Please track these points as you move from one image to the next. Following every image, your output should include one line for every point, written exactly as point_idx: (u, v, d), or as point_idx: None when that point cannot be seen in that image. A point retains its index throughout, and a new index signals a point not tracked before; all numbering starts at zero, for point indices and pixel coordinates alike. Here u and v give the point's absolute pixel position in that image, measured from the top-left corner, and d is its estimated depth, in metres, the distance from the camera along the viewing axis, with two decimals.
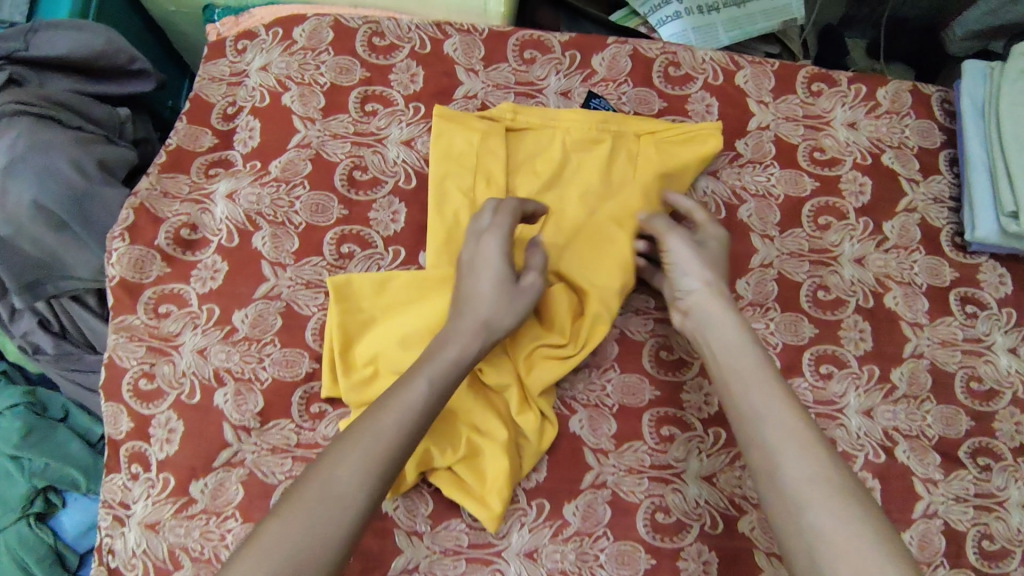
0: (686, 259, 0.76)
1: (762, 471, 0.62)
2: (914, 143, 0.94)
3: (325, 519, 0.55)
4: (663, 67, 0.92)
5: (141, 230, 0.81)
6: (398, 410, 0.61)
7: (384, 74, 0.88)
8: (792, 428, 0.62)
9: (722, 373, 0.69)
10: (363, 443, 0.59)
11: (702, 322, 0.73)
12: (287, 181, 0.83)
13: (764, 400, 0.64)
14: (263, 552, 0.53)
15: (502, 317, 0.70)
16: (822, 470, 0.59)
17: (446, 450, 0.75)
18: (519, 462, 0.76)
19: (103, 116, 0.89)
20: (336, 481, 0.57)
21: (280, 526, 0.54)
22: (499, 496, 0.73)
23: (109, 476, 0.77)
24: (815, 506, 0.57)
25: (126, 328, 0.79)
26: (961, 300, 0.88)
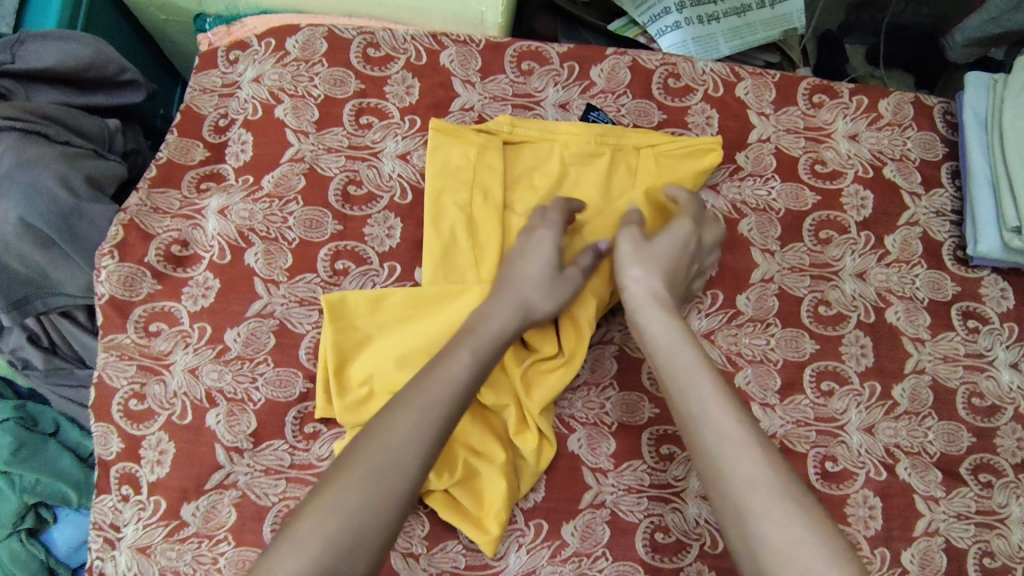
0: (629, 254, 0.76)
1: (706, 477, 0.61)
2: (916, 155, 0.93)
3: (381, 485, 0.57)
4: (663, 79, 0.91)
5: (130, 247, 0.80)
6: (446, 380, 0.64)
7: (379, 86, 0.87)
8: (730, 430, 0.61)
9: (662, 375, 0.68)
10: (413, 413, 0.61)
11: (644, 322, 0.72)
12: (280, 197, 0.81)
13: (702, 402, 0.63)
14: (320, 520, 0.54)
15: (538, 303, 0.73)
16: (762, 472, 0.58)
17: (443, 472, 0.73)
18: (519, 483, 0.75)
19: (92, 129, 0.87)
20: (391, 450, 0.58)
21: (338, 494, 0.56)
22: (498, 519, 0.72)
23: (99, 497, 0.75)
24: (757, 510, 0.56)
25: (116, 346, 0.77)
26: (963, 315, 0.88)
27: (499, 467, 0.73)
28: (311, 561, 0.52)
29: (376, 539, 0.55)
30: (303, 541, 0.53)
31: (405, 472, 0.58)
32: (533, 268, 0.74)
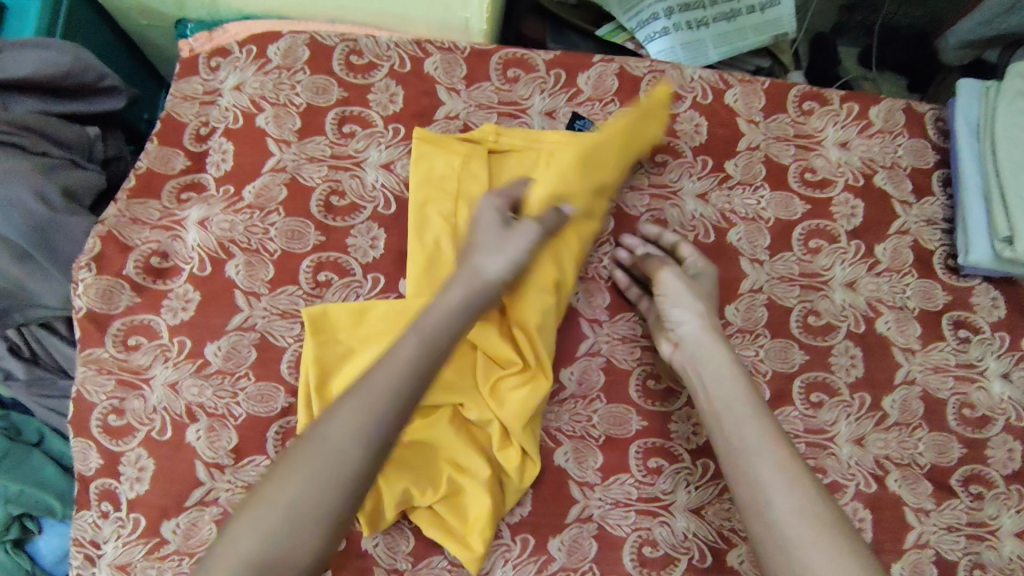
0: (677, 291, 0.78)
1: (750, 506, 0.63)
2: (907, 163, 0.92)
3: (323, 479, 0.55)
4: (651, 86, 0.90)
5: (108, 260, 0.78)
6: (389, 366, 0.61)
7: (362, 94, 0.85)
8: (784, 463, 0.64)
9: (711, 407, 0.70)
10: (354, 405, 0.58)
11: (695, 355, 0.74)
12: (261, 208, 0.80)
13: (758, 435, 0.66)
14: (261, 514, 0.55)
15: (490, 264, 0.69)
16: (811, 504, 0.61)
17: (426, 488, 0.72)
18: (503, 499, 0.74)
19: (71, 137, 0.86)
20: (327, 443, 0.57)
21: (279, 486, 0.56)
22: (482, 537, 0.71)
23: (80, 513, 0.74)
24: (806, 542, 0.58)
25: (94, 361, 0.76)
26: (955, 325, 0.87)
27: (482, 483, 0.72)
28: (246, 553, 0.53)
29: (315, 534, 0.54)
30: (242, 532, 0.54)
31: (344, 463, 0.56)
32: (483, 240, 0.70)
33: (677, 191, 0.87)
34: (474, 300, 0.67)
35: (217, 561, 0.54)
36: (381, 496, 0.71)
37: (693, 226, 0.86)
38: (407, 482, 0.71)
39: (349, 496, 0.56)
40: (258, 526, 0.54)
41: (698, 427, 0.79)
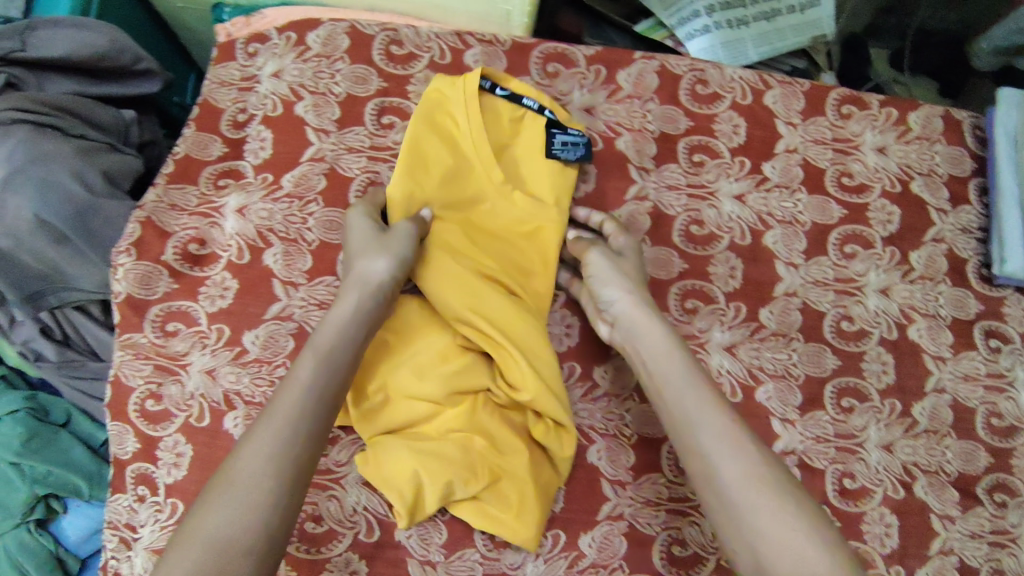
0: (606, 271, 0.74)
1: (700, 478, 0.61)
2: (944, 170, 0.91)
3: (243, 503, 0.54)
4: (691, 85, 0.90)
5: (148, 245, 0.78)
6: (290, 388, 0.61)
7: (401, 85, 0.85)
8: (725, 430, 0.61)
9: (653, 384, 0.68)
10: (262, 430, 0.58)
11: (632, 332, 0.71)
12: (300, 197, 0.80)
13: (697, 405, 0.63)
14: (182, 554, 0.52)
15: (375, 269, 0.69)
16: (754, 468, 0.59)
17: (466, 479, 0.70)
18: (546, 480, 0.74)
19: (108, 120, 0.86)
20: (243, 471, 0.56)
21: (196, 522, 0.53)
22: (532, 518, 0.71)
23: (114, 496, 0.74)
24: (755, 508, 0.57)
25: (132, 345, 0.76)
26: (986, 334, 0.87)
27: (522, 464, 0.72)
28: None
29: (244, 558, 0.52)
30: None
31: (262, 486, 0.55)
32: (359, 251, 0.72)
33: (714, 192, 0.87)
34: (366, 312, 0.67)
35: None
36: (426, 489, 0.69)
37: (730, 227, 0.86)
38: (449, 474, 0.69)
39: (268, 516, 0.54)
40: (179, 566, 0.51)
41: None
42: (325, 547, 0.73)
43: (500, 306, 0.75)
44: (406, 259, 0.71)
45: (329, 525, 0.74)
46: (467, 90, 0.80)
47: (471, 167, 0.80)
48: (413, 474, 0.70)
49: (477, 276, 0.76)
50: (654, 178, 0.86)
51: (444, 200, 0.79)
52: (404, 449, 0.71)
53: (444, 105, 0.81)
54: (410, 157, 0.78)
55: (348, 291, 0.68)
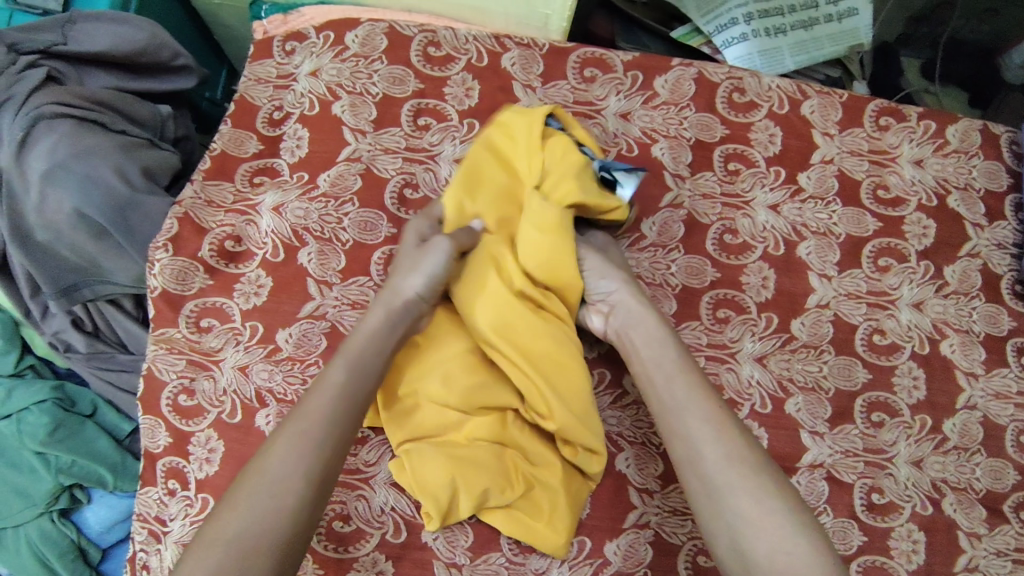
0: (599, 262, 0.75)
1: (682, 459, 0.61)
2: (981, 185, 0.91)
3: (269, 504, 0.55)
4: (727, 93, 0.90)
5: (184, 241, 0.79)
6: (321, 392, 0.61)
7: (438, 87, 0.85)
8: (709, 413, 0.62)
9: (642, 370, 0.67)
10: (290, 433, 0.59)
11: (624, 318, 0.72)
12: (335, 197, 0.80)
13: (685, 390, 0.64)
14: (207, 552, 0.53)
15: (410, 284, 0.70)
16: (736, 452, 0.59)
17: (502, 487, 0.72)
18: (576, 491, 0.74)
19: (146, 115, 0.86)
20: (271, 472, 0.56)
21: (221, 522, 0.54)
22: (564, 525, 0.72)
23: (145, 489, 0.75)
24: (734, 489, 0.57)
25: (167, 340, 0.77)
26: (1019, 352, 0.86)
27: (554, 474, 0.74)
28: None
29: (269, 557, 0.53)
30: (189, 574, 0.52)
31: (290, 488, 0.56)
32: (402, 265, 0.72)
33: (748, 201, 0.86)
34: (397, 325, 0.68)
35: None
36: (461, 495, 0.70)
37: (763, 237, 0.85)
38: (486, 482, 0.71)
39: (292, 517, 0.55)
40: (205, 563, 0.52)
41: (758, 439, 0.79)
42: (353, 547, 0.74)
43: (529, 323, 0.72)
44: (438, 277, 0.70)
45: (357, 525, 0.74)
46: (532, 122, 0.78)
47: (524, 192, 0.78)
48: (449, 479, 0.70)
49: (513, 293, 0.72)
50: (689, 186, 0.86)
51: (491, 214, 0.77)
52: (439, 455, 0.71)
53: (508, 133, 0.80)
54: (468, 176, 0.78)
55: (381, 304, 0.69)
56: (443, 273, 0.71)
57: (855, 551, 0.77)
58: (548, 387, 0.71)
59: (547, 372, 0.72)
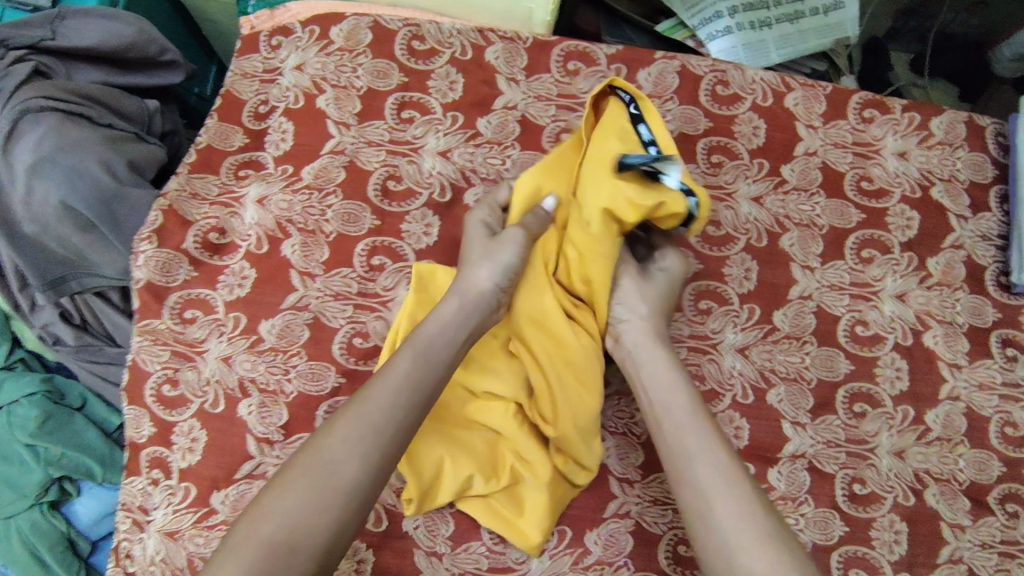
0: (634, 292, 0.74)
1: (691, 510, 0.60)
2: (965, 176, 0.91)
3: (321, 491, 0.55)
4: (711, 86, 0.90)
5: (169, 233, 0.79)
6: (386, 380, 0.61)
7: (422, 80, 0.86)
8: (724, 467, 0.60)
9: (652, 410, 0.67)
10: (351, 418, 0.59)
11: (634, 357, 0.71)
12: (319, 189, 0.81)
13: (698, 440, 0.62)
14: (256, 525, 0.54)
15: (483, 280, 0.70)
16: (747, 506, 0.58)
17: (488, 476, 0.73)
18: (559, 498, 0.74)
19: (132, 110, 0.87)
20: (329, 455, 0.57)
21: (275, 496, 0.55)
22: (537, 525, 0.72)
23: (130, 478, 0.76)
24: (749, 550, 0.55)
25: (151, 331, 0.78)
26: (1003, 343, 0.86)
27: (536, 475, 0.73)
28: (248, 560, 0.52)
29: (315, 539, 0.54)
30: (241, 542, 0.53)
31: (343, 474, 0.56)
32: (473, 251, 0.73)
33: (732, 193, 0.87)
34: (466, 320, 0.68)
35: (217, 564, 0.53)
36: (445, 475, 0.73)
37: (746, 230, 0.86)
38: (473, 466, 0.73)
39: (341, 504, 0.55)
40: (252, 536, 0.53)
41: (740, 431, 0.80)
42: None
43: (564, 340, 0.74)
44: (510, 268, 0.71)
45: None
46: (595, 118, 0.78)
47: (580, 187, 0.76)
48: (440, 458, 0.73)
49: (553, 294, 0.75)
50: None
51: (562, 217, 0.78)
52: (440, 432, 0.74)
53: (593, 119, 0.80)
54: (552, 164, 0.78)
55: (454, 294, 0.69)
56: (516, 265, 0.71)
57: (836, 542, 0.77)
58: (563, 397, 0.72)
59: (565, 384, 0.72)
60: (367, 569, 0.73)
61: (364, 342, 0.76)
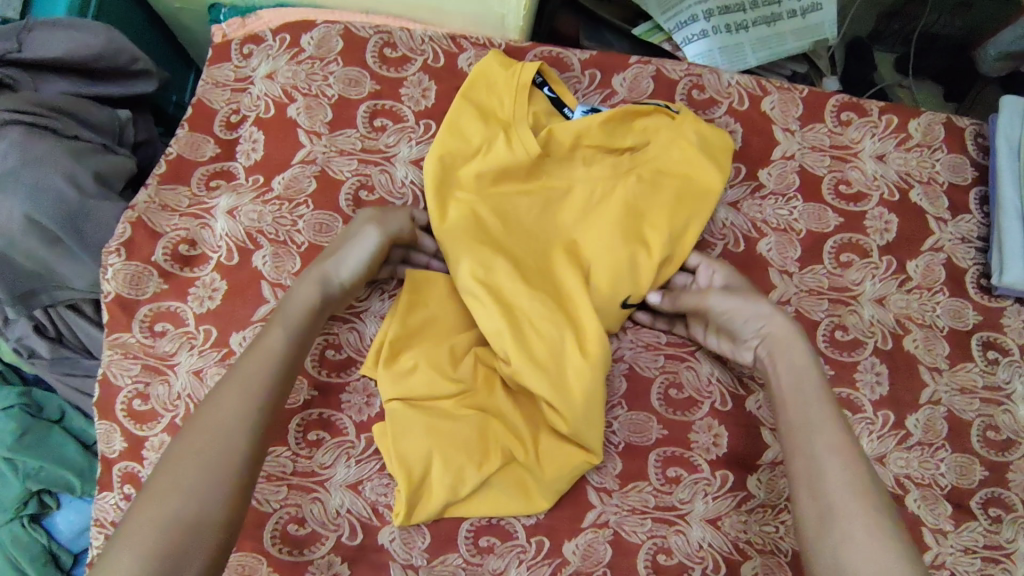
0: (739, 309, 0.73)
1: (801, 480, 0.61)
2: (945, 179, 0.90)
3: (214, 466, 0.57)
4: (686, 90, 0.90)
5: (137, 245, 0.78)
6: (261, 357, 0.64)
7: (395, 88, 0.85)
8: (843, 442, 0.61)
9: (779, 383, 0.68)
10: (234, 394, 0.61)
11: (774, 344, 0.71)
12: (290, 200, 0.80)
13: (820, 414, 0.63)
14: (158, 506, 0.55)
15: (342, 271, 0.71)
16: (861, 479, 0.59)
17: (479, 463, 0.73)
18: (567, 462, 0.73)
19: (103, 121, 0.85)
20: (213, 433, 0.59)
21: (172, 476, 0.56)
22: (543, 492, 0.73)
23: (101, 494, 0.75)
24: (851, 517, 0.57)
25: (121, 345, 0.76)
26: (984, 346, 0.85)
27: (529, 449, 0.74)
28: (143, 553, 0.52)
29: (215, 522, 0.55)
30: (133, 533, 0.53)
31: (233, 452, 0.59)
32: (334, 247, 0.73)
33: None
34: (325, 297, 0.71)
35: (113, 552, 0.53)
36: (435, 472, 0.72)
37: (723, 235, 0.85)
38: (464, 457, 0.72)
39: (232, 484, 0.57)
40: (153, 518, 0.54)
41: (719, 438, 0.79)
42: (308, 550, 0.73)
43: (537, 288, 0.76)
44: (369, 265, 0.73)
45: (312, 527, 0.73)
46: (519, 77, 0.82)
47: (510, 133, 0.81)
48: (426, 455, 0.72)
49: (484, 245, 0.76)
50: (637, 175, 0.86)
51: (512, 184, 0.81)
52: (420, 427, 0.73)
53: (488, 85, 0.83)
54: (447, 134, 0.81)
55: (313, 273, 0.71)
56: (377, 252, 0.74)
57: None
58: (534, 334, 0.73)
59: (538, 324, 0.73)
60: None
61: (336, 353, 0.79)
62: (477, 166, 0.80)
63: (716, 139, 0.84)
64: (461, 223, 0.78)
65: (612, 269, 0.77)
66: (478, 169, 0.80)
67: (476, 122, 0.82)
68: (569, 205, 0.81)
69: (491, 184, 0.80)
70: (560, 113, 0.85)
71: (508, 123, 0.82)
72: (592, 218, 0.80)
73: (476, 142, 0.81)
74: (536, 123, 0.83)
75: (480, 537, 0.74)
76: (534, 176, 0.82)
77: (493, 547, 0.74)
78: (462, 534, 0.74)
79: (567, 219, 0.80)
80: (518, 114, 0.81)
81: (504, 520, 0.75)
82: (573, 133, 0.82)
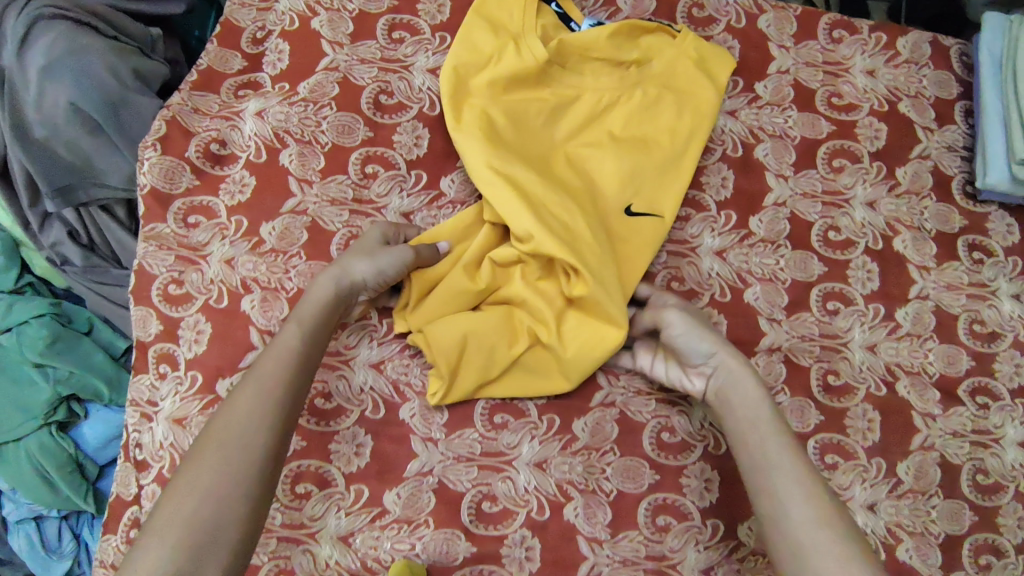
0: (683, 324, 0.73)
1: (766, 516, 0.60)
2: (931, 93, 0.95)
3: (237, 458, 0.57)
4: (686, 8, 0.95)
5: (173, 141, 0.83)
6: (279, 351, 0.65)
7: (412, 4, 0.90)
8: (801, 473, 0.61)
9: (735, 423, 0.68)
10: (253, 387, 0.62)
11: (724, 373, 0.70)
12: (314, 102, 0.85)
13: (775, 448, 0.63)
14: (180, 501, 0.54)
15: (357, 266, 0.73)
16: (827, 514, 0.58)
17: (508, 342, 0.78)
18: (586, 337, 0.78)
19: (136, 31, 0.90)
20: (236, 425, 0.59)
21: (196, 469, 0.56)
22: (566, 371, 0.78)
23: (136, 376, 0.78)
24: (817, 554, 0.56)
25: (156, 236, 0.81)
26: (970, 247, 0.90)
27: (552, 330, 0.78)
28: (171, 544, 0.51)
29: (241, 514, 0.55)
30: (163, 526, 0.52)
31: (257, 445, 0.58)
32: (356, 247, 0.75)
33: None
34: (339, 295, 0.72)
35: (140, 545, 0.52)
36: (467, 355, 0.77)
37: (721, 140, 0.90)
38: (494, 340, 0.77)
39: (256, 478, 0.57)
40: (177, 512, 0.53)
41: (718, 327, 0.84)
42: (334, 422, 0.77)
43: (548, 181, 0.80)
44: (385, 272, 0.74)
45: (338, 402, 0.78)
46: None
47: (520, 43, 0.85)
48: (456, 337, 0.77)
49: (497, 142, 0.81)
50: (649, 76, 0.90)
51: (521, 91, 0.85)
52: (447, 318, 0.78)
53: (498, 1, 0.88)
54: (459, 46, 0.86)
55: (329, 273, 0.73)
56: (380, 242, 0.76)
57: (812, 429, 0.81)
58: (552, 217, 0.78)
59: (553, 209, 0.79)
60: (366, 452, 0.77)
61: None
62: (489, 71, 0.85)
63: (712, 54, 0.90)
64: (474, 118, 0.82)
65: (617, 170, 0.83)
66: (490, 74, 0.84)
67: (486, 33, 0.86)
68: (573, 113, 0.86)
69: (502, 88, 0.84)
70: (566, 26, 0.90)
71: (517, 35, 0.86)
72: (598, 127, 0.86)
73: (486, 51, 0.86)
74: (544, 35, 0.88)
75: (495, 414, 0.79)
76: (543, 83, 0.86)
77: (507, 423, 0.79)
78: (478, 411, 0.79)
79: (574, 124, 0.86)
80: (526, 27, 0.86)
81: (517, 399, 0.80)
82: (582, 44, 0.87)
